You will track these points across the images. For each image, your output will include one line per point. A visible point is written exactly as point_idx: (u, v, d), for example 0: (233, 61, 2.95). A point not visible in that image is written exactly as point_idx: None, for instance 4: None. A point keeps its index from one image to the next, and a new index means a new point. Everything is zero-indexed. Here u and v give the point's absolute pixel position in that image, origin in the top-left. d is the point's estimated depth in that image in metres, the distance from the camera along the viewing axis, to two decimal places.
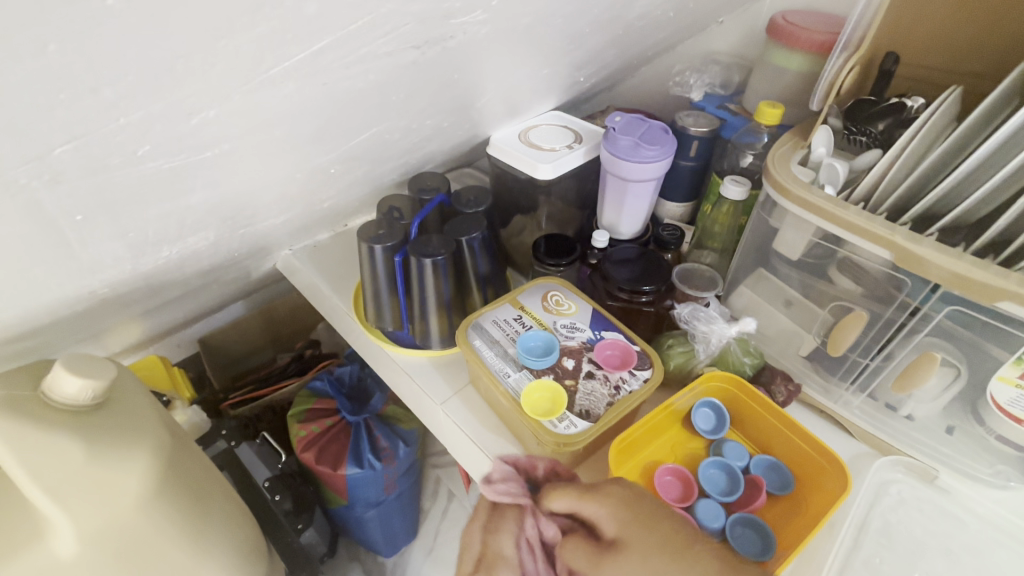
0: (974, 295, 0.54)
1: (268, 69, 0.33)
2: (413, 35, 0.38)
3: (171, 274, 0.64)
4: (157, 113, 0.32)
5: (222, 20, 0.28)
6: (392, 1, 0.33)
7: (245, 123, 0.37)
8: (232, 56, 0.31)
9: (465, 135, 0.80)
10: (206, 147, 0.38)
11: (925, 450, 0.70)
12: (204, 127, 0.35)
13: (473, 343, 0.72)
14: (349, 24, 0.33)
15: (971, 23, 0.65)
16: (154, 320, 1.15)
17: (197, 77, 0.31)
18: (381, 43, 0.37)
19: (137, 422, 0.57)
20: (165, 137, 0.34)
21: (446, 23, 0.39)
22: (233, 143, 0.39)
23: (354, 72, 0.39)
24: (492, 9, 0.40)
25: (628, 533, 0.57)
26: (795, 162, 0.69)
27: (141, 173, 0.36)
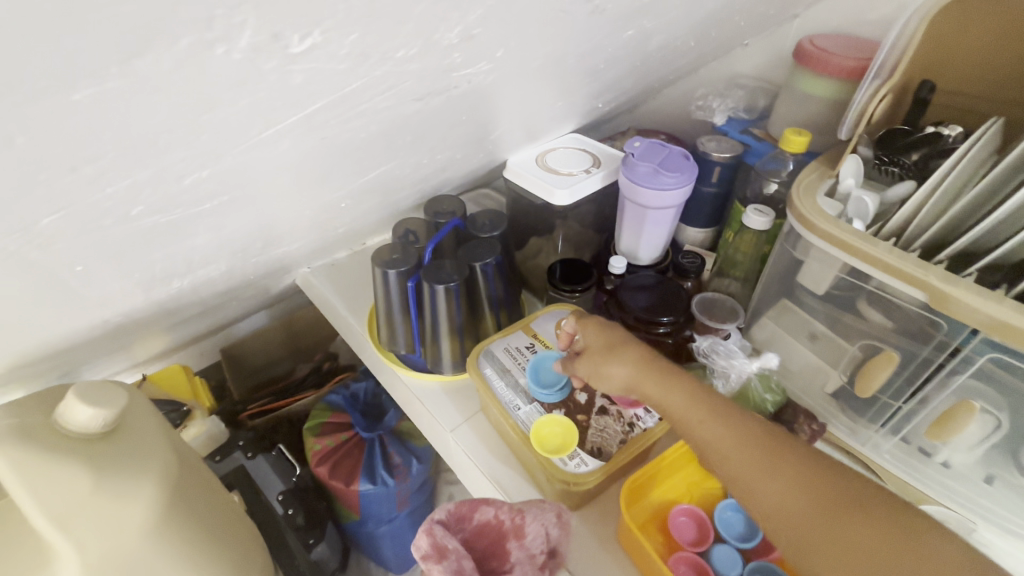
0: (1016, 343, 0.50)
1: (261, 133, 0.33)
2: (416, 89, 0.37)
3: (187, 299, 0.65)
4: (151, 176, 0.32)
5: (198, 98, 0.28)
6: (389, 63, 0.32)
7: (237, 179, 0.37)
8: (217, 126, 0.31)
9: (482, 160, 0.80)
10: (201, 202, 0.38)
11: (959, 499, 0.66)
12: (198, 186, 0.36)
13: (484, 372, 0.71)
14: (343, 88, 0.33)
15: (1012, 53, 0.62)
16: (177, 333, 1.17)
17: (182, 146, 0.31)
18: (380, 99, 0.36)
19: (147, 449, 0.56)
20: (157, 198, 0.34)
21: (448, 76, 0.38)
22: (231, 196, 0.39)
23: (356, 125, 0.38)
24: (498, 58, 0.40)
25: (641, 370, 0.59)
26: (822, 193, 0.66)
27: (137, 229, 0.37)
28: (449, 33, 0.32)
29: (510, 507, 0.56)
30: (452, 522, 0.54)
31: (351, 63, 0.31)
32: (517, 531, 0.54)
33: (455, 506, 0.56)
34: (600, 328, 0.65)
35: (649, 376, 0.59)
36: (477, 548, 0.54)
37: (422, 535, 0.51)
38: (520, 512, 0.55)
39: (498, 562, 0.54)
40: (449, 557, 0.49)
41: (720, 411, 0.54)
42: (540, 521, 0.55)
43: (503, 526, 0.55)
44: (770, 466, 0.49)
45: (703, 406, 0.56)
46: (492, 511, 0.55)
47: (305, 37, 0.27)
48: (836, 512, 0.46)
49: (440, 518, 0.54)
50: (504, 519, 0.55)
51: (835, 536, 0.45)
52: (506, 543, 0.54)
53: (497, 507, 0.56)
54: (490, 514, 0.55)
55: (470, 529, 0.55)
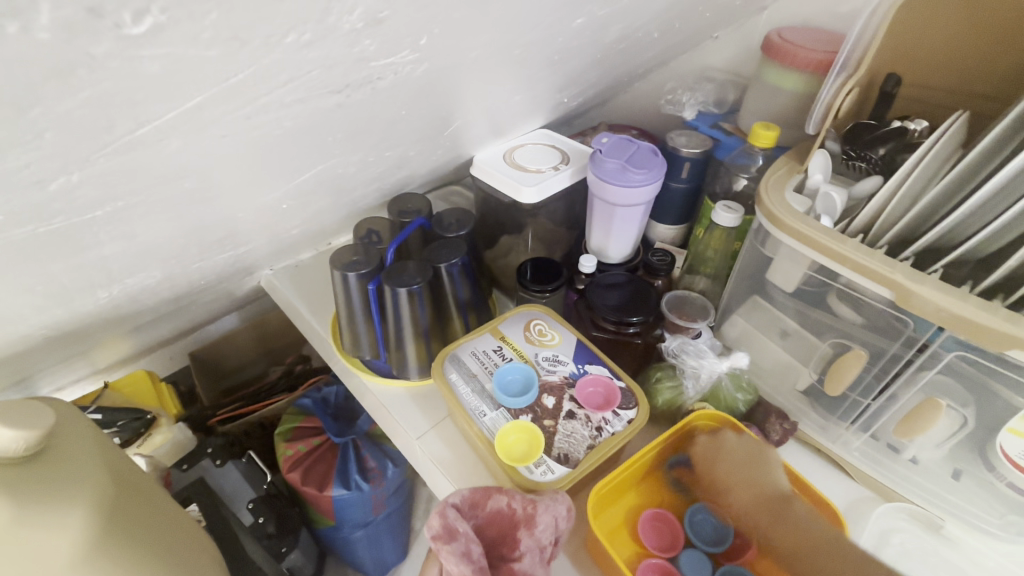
0: (980, 341, 0.50)
1: (128, 132, 0.30)
2: (324, 81, 0.34)
3: (130, 307, 0.61)
4: (31, 175, 0.29)
5: (22, 90, 0.24)
6: (276, 51, 0.29)
7: (125, 182, 0.34)
8: (70, 122, 0.27)
9: (444, 157, 0.77)
10: (95, 206, 0.34)
11: (929, 495, 0.65)
12: (68, 192, 0.32)
13: (449, 377, 0.69)
14: (228, 78, 0.30)
15: (974, 43, 0.61)
16: (136, 339, 1.13)
17: (28, 147, 0.27)
18: (282, 93, 0.33)
19: (80, 473, 0.51)
20: (24, 205, 0.31)
21: (364, 66, 0.35)
22: (131, 199, 0.36)
23: (265, 120, 0.35)
24: (425, 46, 0.37)
25: (733, 458, 0.61)
26: (789, 189, 0.65)
27: (12, 239, 0.33)
28: (349, 16, 0.29)
29: (521, 497, 0.55)
30: (467, 506, 0.56)
31: (220, 50, 0.27)
32: (527, 520, 0.54)
33: (470, 492, 0.57)
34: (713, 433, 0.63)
35: (734, 464, 0.60)
36: (491, 533, 0.56)
37: (434, 516, 0.53)
38: (530, 502, 0.55)
39: (509, 548, 0.55)
40: (457, 541, 0.51)
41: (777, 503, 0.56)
42: (550, 513, 0.54)
43: (514, 515, 0.55)
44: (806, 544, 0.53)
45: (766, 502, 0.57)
46: (504, 499, 0.56)
47: (142, 16, 0.23)
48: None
49: (454, 501, 0.55)
50: (515, 508, 0.55)
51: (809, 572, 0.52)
52: (516, 532, 0.54)
53: (509, 495, 0.56)
54: (501, 503, 0.55)
55: (484, 515, 0.56)
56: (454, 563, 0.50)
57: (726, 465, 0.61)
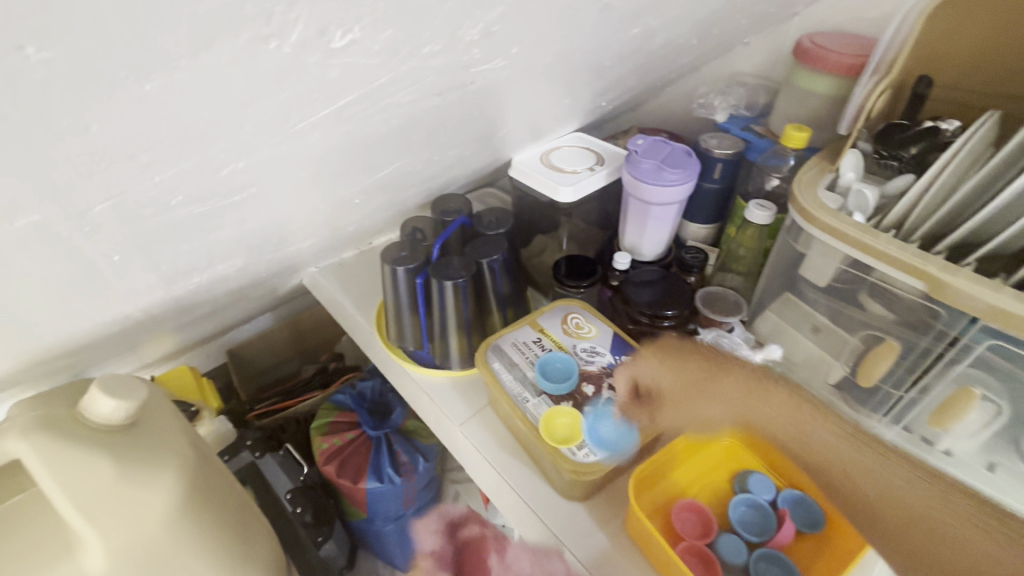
0: (1013, 331, 0.51)
1: (295, 124, 0.35)
2: (436, 84, 0.39)
3: (204, 296, 0.67)
4: (188, 167, 0.35)
5: (248, 91, 0.30)
6: (414, 59, 0.35)
7: (268, 169, 0.39)
8: (255, 121, 0.33)
9: (488, 158, 0.81)
10: (234, 191, 0.40)
11: (962, 487, 0.66)
12: (233, 176, 0.38)
13: (491, 366, 0.73)
14: (373, 77, 0.35)
15: (1008, 46, 0.63)
16: (187, 333, 1.19)
17: (226, 135, 0.33)
18: (403, 94, 0.38)
19: (164, 442, 0.56)
20: (195, 187, 0.37)
21: (467, 72, 0.40)
22: (260, 187, 0.41)
23: (377, 118, 0.40)
24: (512, 55, 0.41)
25: (684, 373, 0.68)
26: (822, 187, 0.67)
27: (173, 218, 0.39)
28: (470, 30, 0.34)
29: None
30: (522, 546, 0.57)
31: (383, 58, 0.33)
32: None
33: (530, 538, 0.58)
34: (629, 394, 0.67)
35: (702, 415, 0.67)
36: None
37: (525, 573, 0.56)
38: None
39: None
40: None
41: (761, 396, 0.65)
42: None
43: None
44: (886, 468, 0.57)
45: (752, 395, 0.66)
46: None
47: (347, 35, 0.29)
48: (911, 542, 0.53)
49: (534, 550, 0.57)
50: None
51: (883, 485, 0.57)
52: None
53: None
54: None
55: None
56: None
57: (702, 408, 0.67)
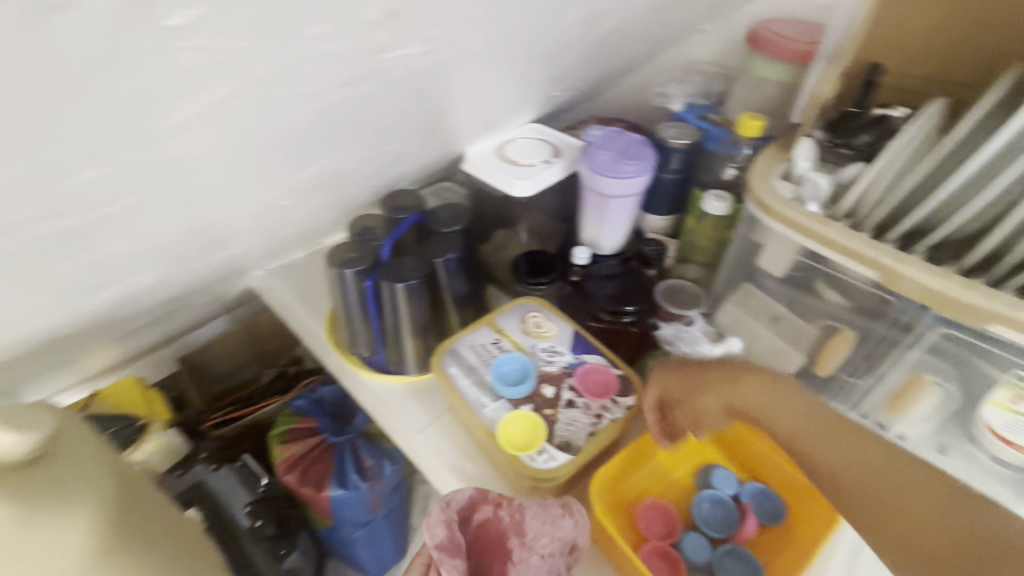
0: (961, 318, 0.52)
1: (159, 121, 0.30)
2: (339, 74, 0.35)
3: (127, 310, 0.61)
4: (48, 173, 0.30)
5: (72, 81, 0.25)
6: (318, 44, 0.31)
7: (155, 172, 0.35)
8: (95, 115, 0.27)
9: (438, 152, 0.77)
10: (113, 197, 0.35)
11: (915, 470, 0.68)
12: (97, 184, 0.33)
13: (448, 370, 0.70)
14: (264, 59, 0.30)
15: (953, 31, 0.63)
16: (125, 345, 1.11)
17: (58, 139, 0.28)
18: (299, 85, 0.34)
19: (83, 471, 0.51)
20: (49, 200, 0.32)
21: (375, 59, 0.35)
22: (147, 192, 0.36)
23: (281, 113, 0.36)
24: (431, 40, 0.37)
25: (685, 381, 0.65)
26: (777, 176, 0.67)
27: (41, 234, 0.34)
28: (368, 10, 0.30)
29: (551, 512, 0.55)
30: (528, 544, 0.53)
31: (251, 41, 0.28)
32: (517, 527, 0.54)
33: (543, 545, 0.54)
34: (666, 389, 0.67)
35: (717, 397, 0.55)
36: (476, 547, 0.55)
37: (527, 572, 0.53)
38: (548, 523, 0.54)
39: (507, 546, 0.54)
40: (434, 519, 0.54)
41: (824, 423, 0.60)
42: (541, 518, 0.55)
43: (502, 523, 0.55)
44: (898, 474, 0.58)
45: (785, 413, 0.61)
46: (491, 509, 0.56)
47: (186, 12, 0.24)
48: (942, 501, 0.56)
49: (544, 552, 0.54)
50: (550, 540, 0.54)
51: (940, 531, 0.55)
52: (506, 541, 0.54)
53: (554, 510, 0.55)
54: (557, 534, 0.54)
55: (475, 529, 0.56)
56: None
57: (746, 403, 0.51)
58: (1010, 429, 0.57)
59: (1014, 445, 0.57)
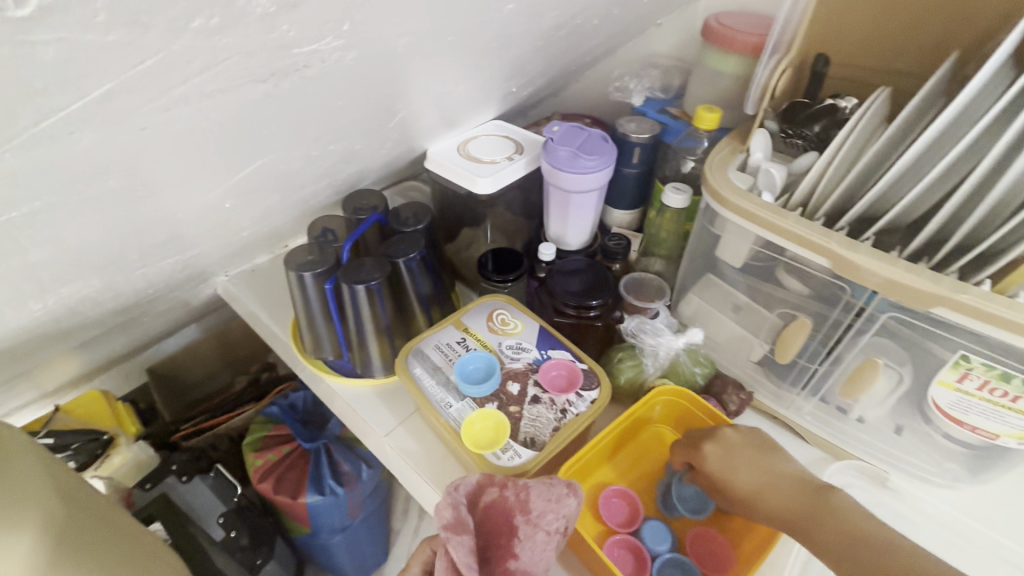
0: (908, 302, 0.53)
1: (30, 124, 0.28)
2: (248, 68, 0.34)
3: (73, 321, 0.59)
4: None
5: None
6: (225, 33, 0.29)
7: (64, 173, 0.33)
8: None
9: (396, 151, 0.76)
10: (22, 200, 0.33)
11: (874, 451, 0.69)
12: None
13: (413, 371, 0.69)
14: (166, 52, 0.29)
15: (894, 21, 0.65)
16: (82, 358, 1.08)
17: None
18: (201, 81, 0.32)
19: (24, 489, 0.49)
20: None
21: (288, 53, 0.34)
22: (61, 194, 0.35)
23: (186, 110, 0.34)
24: (347, 34, 0.36)
25: (746, 453, 0.58)
26: (733, 168, 0.67)
27: None
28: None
29: (556, 490, 0.54)
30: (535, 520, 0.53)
31: (124, 33, 0.26)
32: (523, 506, 0.53)
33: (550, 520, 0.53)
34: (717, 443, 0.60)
35: (792, 491, 0.54)
36: (483, 527, 0.54)
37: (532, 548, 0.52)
38: (553, 501, 0.53)
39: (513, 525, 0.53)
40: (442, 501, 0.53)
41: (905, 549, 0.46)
42: (546, 497, 0.54)
43: (508, 502, 0.54)
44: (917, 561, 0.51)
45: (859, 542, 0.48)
46: (498, 490, 0.55)
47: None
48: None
49: (550, 528, 0.53)
50: (556, 517, 0.53)
51: None
52: (512, 519, 0.53)
53: (559, 490, 0.55)
54: (564, 513, 0.54)
55: (481, 511, 0.54)
56: (461, 553, 0.49)
57: (827, 511, 0.51)
58: (957, 408, 0.58)
59: (963, 423, 0.59)
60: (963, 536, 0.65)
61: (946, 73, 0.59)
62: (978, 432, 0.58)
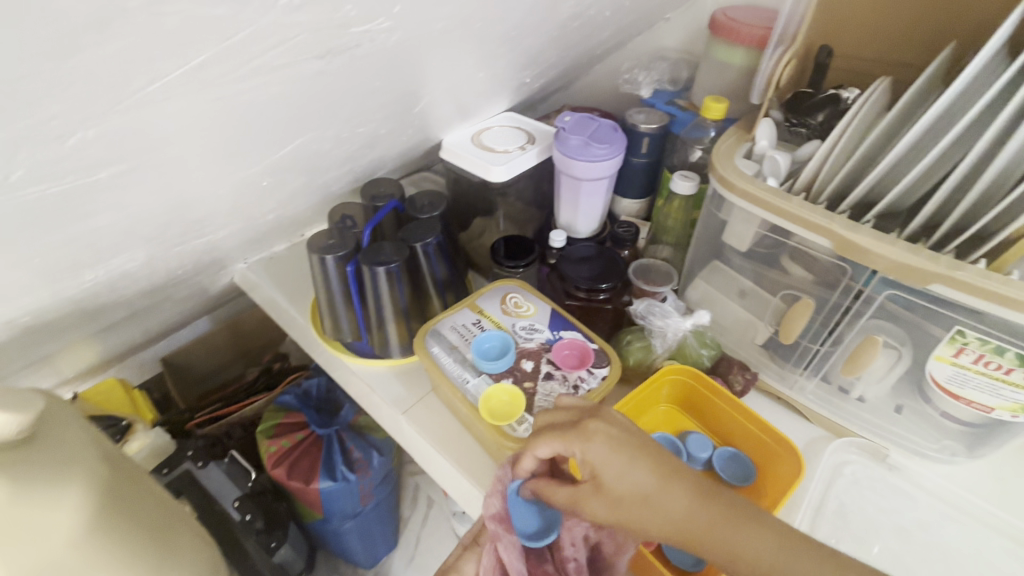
0: (908, 280, 0.55)
1: (143, 87, 0.31)
2: (312, 44, 0.37)
3: (109, 297, 0.62)
4: (33, 137, 0.30)
5: (64, 40, 0.26)
6: (285, 10, 0.32)
7: (140, 141, 0.36)
8: (91, 76, 0.29)
9: (414, 139, 0.79)
10: (100, 166, 0.36)
11: (875, 429, 0.72)
12: (85, 148, 0.33)
13: (431, 350, 0.72)
14: (239, 30, 0.31)
15: (895, 15, 0.67)
16: (105, 343, 1.11)
17: (55, 98, 0.29)
18: (274, 54, 0.35)
19: (73, 452, 0.53)
20: (41, 162, 0.32)
21: (346, 32, 0.37)
22: (132, 161, 0.37)
23: (252, 85, 0.37)
24: (395, 15, 0.39)
25: (619, 442, 0.51)
26: (739, 155, 0.70)
27: (26, 200, 0.34)
28: None
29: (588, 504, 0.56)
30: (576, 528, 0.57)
31: (230, 7, 0.30)
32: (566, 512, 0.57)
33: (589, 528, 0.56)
34: (606, 436, 0.52)
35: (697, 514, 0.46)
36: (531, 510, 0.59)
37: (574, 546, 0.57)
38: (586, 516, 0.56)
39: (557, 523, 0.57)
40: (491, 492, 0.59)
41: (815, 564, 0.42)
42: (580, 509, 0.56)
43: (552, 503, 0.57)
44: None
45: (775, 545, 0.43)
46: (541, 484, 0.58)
47: None
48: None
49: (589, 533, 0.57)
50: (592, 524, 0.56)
51: None
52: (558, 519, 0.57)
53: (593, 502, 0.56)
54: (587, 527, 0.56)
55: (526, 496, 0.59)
56: (509, 551, 0.57)
57: (740, 526, 0.45)
58: (954, 382, 0.61)
59: (960, 398, 0.61)
60: (962, 510, 0.68)
61: (944, 62, 0.62)
62: (973, 406, 0.61)
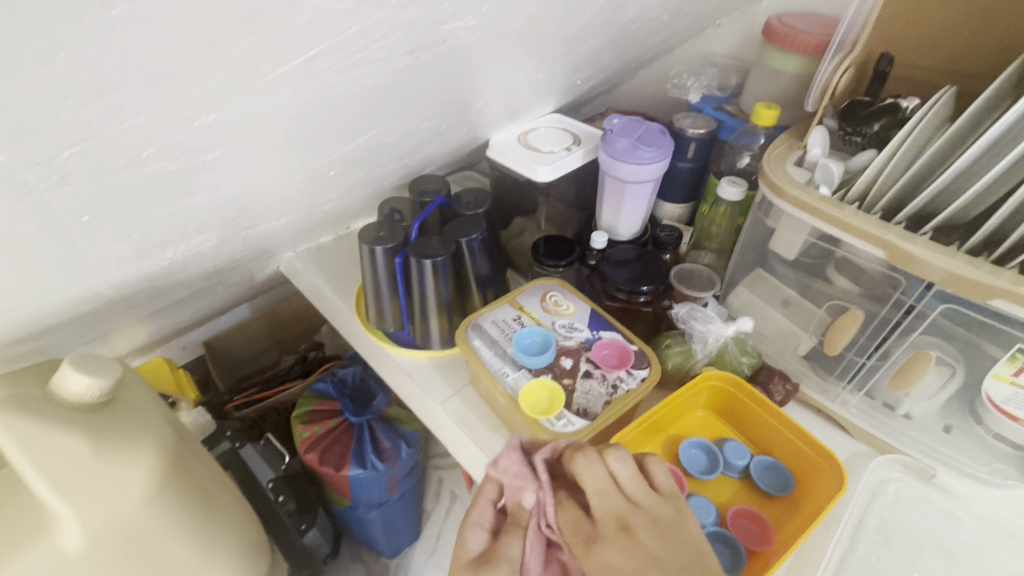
0: (969, 295, 0.54)
1: (266, 74, 0.34)
2: (406, 41, 0.39)
3: (177, 276, 0.66)
4: (163, 117, 0.33)
5: (218, 30, 0.29)
6: (383, 8, 0.34)
7: (244, 127, 0.39)
8: (227, 65, 0.32)
9: (465, 137, 0.81)
10: (209, 148, 0.39)
11: (922, 447, 0.70)
12: (205, 130, 0.36)
13: (472, 343, 0.73)
14: (345, 29, 0.34)
15: (962, 24, 0.66)
16: (160, 323, 1.17)
17: (197, 83, 0.32)
18: (373, 49, 0.38)
19: (144, 422, 0.60)
20: (166, 141, 0.35)
21: (437, 29, 0.40)
22: (234, 146, 0.40)
23: (350, 77, 0.40)
24: (482, 15, 0.41)
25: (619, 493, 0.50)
26: (791, 163, 0.70)
27: (145, 175, 0.38)
28: None
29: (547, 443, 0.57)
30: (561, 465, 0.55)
31: (350, 4, 0.32)
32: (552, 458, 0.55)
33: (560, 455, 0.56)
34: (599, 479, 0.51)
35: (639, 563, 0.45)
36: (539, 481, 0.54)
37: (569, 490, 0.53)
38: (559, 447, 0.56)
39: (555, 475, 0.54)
40: (515, 485, 0.53)
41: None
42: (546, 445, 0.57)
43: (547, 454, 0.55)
44: None
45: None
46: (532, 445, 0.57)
47: None
48: None
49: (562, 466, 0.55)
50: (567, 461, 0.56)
51: None
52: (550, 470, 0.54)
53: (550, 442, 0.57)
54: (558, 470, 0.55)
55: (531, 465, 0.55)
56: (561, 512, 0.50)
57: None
58: (1011, 402, 0.59)
59: (1019, 420, 0.59)
60: (1013, 537, 0.65)
61: (1016, 73, 0.60)
62: None
